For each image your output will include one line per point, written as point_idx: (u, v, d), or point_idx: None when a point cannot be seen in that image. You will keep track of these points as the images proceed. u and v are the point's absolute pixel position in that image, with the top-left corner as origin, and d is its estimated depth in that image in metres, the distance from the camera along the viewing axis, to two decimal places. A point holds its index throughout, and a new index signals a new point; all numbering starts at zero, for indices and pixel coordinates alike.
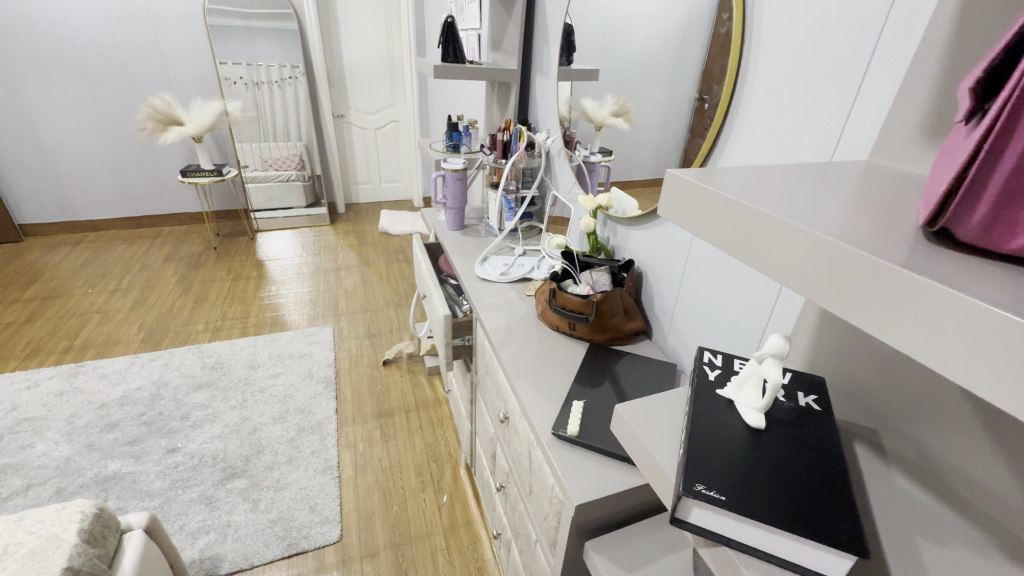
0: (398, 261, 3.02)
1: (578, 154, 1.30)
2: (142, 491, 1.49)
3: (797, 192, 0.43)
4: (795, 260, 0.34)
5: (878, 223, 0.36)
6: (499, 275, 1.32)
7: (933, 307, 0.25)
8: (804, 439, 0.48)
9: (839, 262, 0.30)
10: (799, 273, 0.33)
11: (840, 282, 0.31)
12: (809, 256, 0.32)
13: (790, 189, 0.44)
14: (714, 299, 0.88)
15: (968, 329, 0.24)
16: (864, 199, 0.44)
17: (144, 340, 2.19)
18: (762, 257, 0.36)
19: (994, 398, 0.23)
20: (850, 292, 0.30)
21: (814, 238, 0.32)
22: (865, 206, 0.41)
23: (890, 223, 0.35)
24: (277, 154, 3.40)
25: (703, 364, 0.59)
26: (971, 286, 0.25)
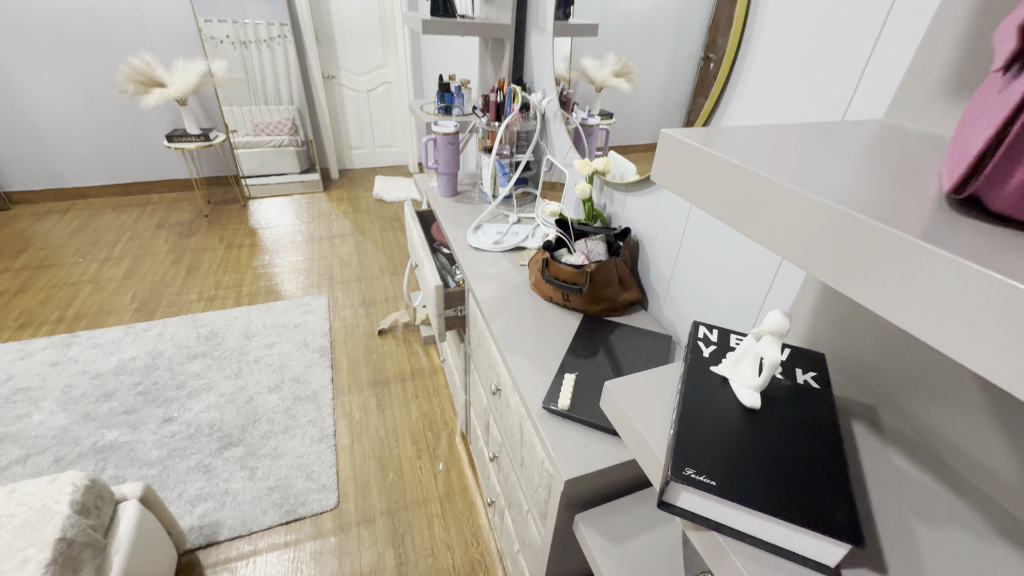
0: (393, 228, 2.97)
1: (575, 116, 1.24)
2: (140, 460, 1.51)
3: (797, 154, 0.39)
4: (790, 230, 0.30)
5: (888, 185, 0.33)
6: (492, 244, 1.28)
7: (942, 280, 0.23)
8: (800, 419, 0.46)
9: (839, 229, 0.27)
10: (795, 241, 0.30)
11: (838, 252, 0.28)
12: (805, 224, 0.29)
13: (791, 150, 0.41)
14: (713, 269, 0.85)
15: (980, 305, 0.21)
16: (877, 160, 0.40)
17: (137, 310, 2.17)
18: (755, 224, 0.33)
19: (1000, 379, 0.21)
20: (843, 261, 0.27)
21: (811, 203, 0.29)
22: (876, 167, 0.38)
23: (899, 188, 0.32)
24: (269, 119, 3.30)
25: (697, 339, 0.56)
26: (978, 253, 0.22)
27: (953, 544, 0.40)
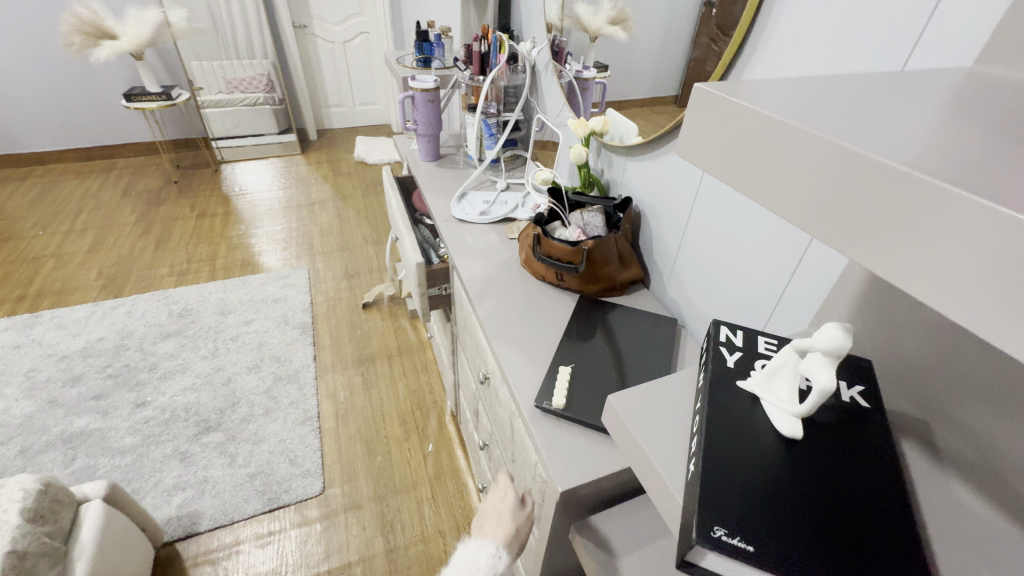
0: (376, 194, 2.81)
1: (568, 69, 1.10)
2: (112, 448, 1.43)
3: (825, 91, 0.31)
4: (796, 182, 0.25)
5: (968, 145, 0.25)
6: (478, 215, 1.16)
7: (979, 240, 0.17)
8: (850, 450, 0.37)
9: (861, 181, 0.21)
10: (798, 198, 0.25)
11: (853, 208, 0.22)
12: (821, 177, 0.23)
13: (837, 95, 0.31)
14: (725, 245, 0.75)
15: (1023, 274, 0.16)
16: (968, 114, 0.30)
17: (104, 286, 2.04)
18: (754, 177, 0.27)
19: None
20: (855, 222, 0.22)
21: (826, 142, 0.23)
22: (966, 124, 0.28)
23: (947, 134, 0.25)
24: (242, 75, 3.03)
25: (720, 344, 0.46)
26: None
27: None
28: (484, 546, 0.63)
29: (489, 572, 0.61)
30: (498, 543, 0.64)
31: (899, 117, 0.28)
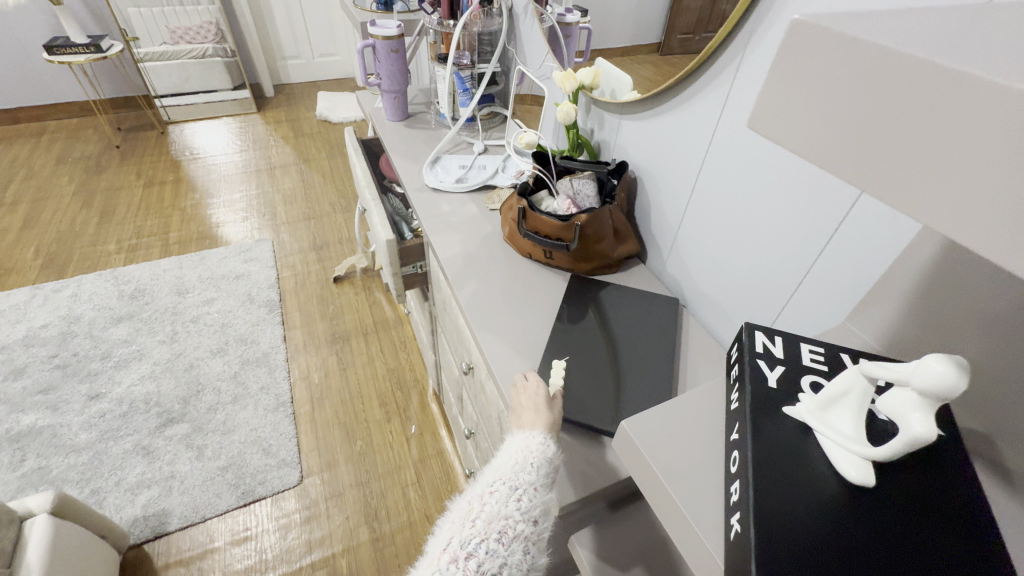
0: (342, 156, 2.60)
1: (551, 12, 0.96)
2: (65, 447, 1.32)
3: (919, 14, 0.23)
4: (872, 120, 0.20)
5: None
6: (454, 183, 1.04)
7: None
8: (931, 500, 0.30)
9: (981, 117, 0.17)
10: (832, 125, 0.21)
11: (896, 139, 0.19)
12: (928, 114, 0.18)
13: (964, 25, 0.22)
14: (734, 216, 0.66)
15: None
16: None
17: (44, 267, 1.85)
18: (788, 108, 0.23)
19: None
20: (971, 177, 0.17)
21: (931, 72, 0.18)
22: None
23: None
24: (187, 22, 2.70)
25: (757, 357, 0.37)
26: None
27: None
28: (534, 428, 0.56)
29: (541, 456, 0.53)
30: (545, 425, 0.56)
31: (992, 22, 0.22)
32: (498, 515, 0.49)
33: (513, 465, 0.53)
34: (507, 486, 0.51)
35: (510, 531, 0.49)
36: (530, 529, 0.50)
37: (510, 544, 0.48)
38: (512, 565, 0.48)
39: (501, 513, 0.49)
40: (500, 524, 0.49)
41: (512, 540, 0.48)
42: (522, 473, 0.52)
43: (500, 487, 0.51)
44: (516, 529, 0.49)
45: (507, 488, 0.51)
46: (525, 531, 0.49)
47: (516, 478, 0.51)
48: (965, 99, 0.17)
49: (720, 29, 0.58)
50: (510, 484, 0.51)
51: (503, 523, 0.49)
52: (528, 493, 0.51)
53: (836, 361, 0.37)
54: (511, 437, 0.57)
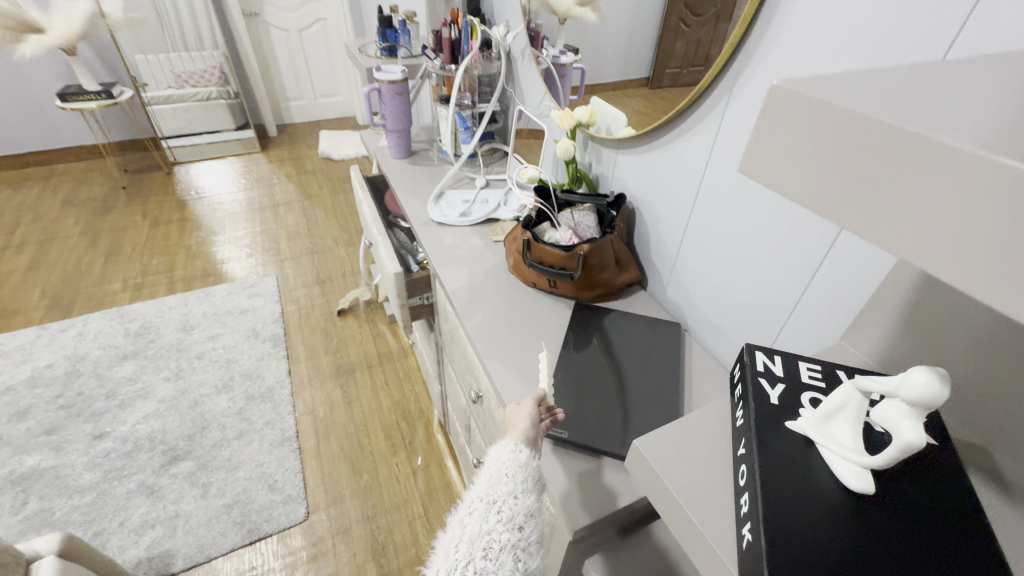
0: (345, 191, 2.67)
1: (546, 54, 1.02)
2: (69, 488, 1.31)
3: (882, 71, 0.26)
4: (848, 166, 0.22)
5: None
6: (458, 216, 1.08)
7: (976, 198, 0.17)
8: (928, 506, 0.32)
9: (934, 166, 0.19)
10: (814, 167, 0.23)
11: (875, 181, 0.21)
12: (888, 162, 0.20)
13: (921, 84, 0.25)
14: (731, 243, 0.69)
15: None
16: None
17: (50, 307, 1.87)
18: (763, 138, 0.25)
19: None
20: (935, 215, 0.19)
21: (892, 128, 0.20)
22: None
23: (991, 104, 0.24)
24: (192, 68, 2.81)
25: (759, 375, 0.40)
26: None
27: None
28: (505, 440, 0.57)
29: (515, 466, 0.54)
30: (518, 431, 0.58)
31: (944, 82, 0.26)
32: (480, 530, 0.49)
33: (489, 477, 0.54)
34: (485, 500, 0.52)
35: (496, 543, 0.49)
36: (517, 533, 0.50)
37: (499, 557, 0.48)
38: None
39: (483, 528, 0.50)
40: (484, 540, 0.49)
41: (500, 552, 0.48)
42: (500, 481, 0.53)
43: (478, 505, 0.51)
44: (502, 539, 0.49)
45: (486, 505, 0.51)
46: (512, 538, 0.49)
47: (494, 489, 0.52)
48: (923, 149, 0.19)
49: (709, 68, 0.63)
50: (488, 496, 0.52)
51: (486, 540, 0.49)
52: (507, 504, 0.51)
53: (831, 378, 0.40)
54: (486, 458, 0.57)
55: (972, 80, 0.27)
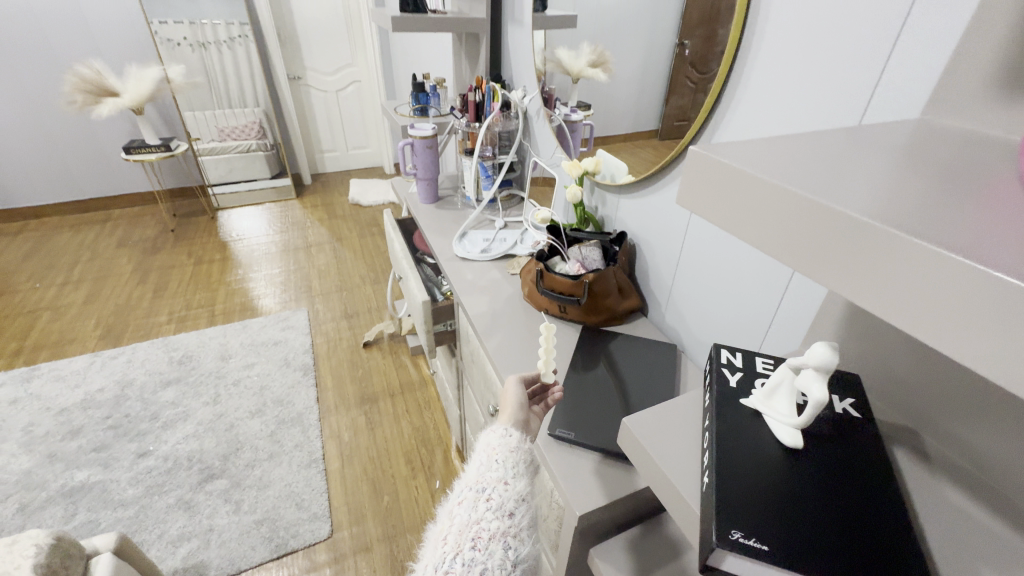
0: (372, 234, 2.87)
1: (558, 113, 1.18)
2: (114, 501, 1.41)
3: (784, 143, 0.38)
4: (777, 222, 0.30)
5: (917, 192, 0.30)
6: (480, 252, 1.22)
7: (941, 281, 0.22)
8: (846, 459, 0.41)
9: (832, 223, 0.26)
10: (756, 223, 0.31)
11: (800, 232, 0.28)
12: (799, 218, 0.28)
13: (808, 153, 0.37)
14: (717, 272, 0.80)
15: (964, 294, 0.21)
16: (927, 167, 0.35)
17: (102, 336, 2.04)
18: (740, 220, 0.32)
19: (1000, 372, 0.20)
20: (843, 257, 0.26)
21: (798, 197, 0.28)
22: (927, 175, 0.34)
23: (848, 165, 0.35)
24: (234, 123, 3.15)
25: (722, 366, 0.51)
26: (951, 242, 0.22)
27: None
28: (494, 432, 0.64)
29: (505, 453, 0.61)
30: (508, 423, 0.65)
31: (823, 151, 0.38)
32: (469, 522, 0.55)
33: (478, 472, 0.60)
34: (474, 492, 0.58)
35: (484, 533, 0.54)
36: (505, 522, 0.55)
37: (488, 545, 0.53)
38: (494, 563, 0.52)
39: (473, 518, 0.55)
40: (473, 530, 0.54)
41: (488, 540, 0.53)
42: (488, 474, 0.59)
43: (469, 496, 0.57)
44: (490, 528, 0.54)
45: (476, 495, 0.57)
46: (500, 527, 0.55)
47: (482, 481, 0.58)
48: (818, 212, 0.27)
49: (686, 131, 0.77)
50: (477, 489, 0.58)
51: (477, 527, 0.54)
52: (496, 492, 0.57)
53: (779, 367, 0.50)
54: (475, 453, 0.63)
55: (858, 157, 0.37)
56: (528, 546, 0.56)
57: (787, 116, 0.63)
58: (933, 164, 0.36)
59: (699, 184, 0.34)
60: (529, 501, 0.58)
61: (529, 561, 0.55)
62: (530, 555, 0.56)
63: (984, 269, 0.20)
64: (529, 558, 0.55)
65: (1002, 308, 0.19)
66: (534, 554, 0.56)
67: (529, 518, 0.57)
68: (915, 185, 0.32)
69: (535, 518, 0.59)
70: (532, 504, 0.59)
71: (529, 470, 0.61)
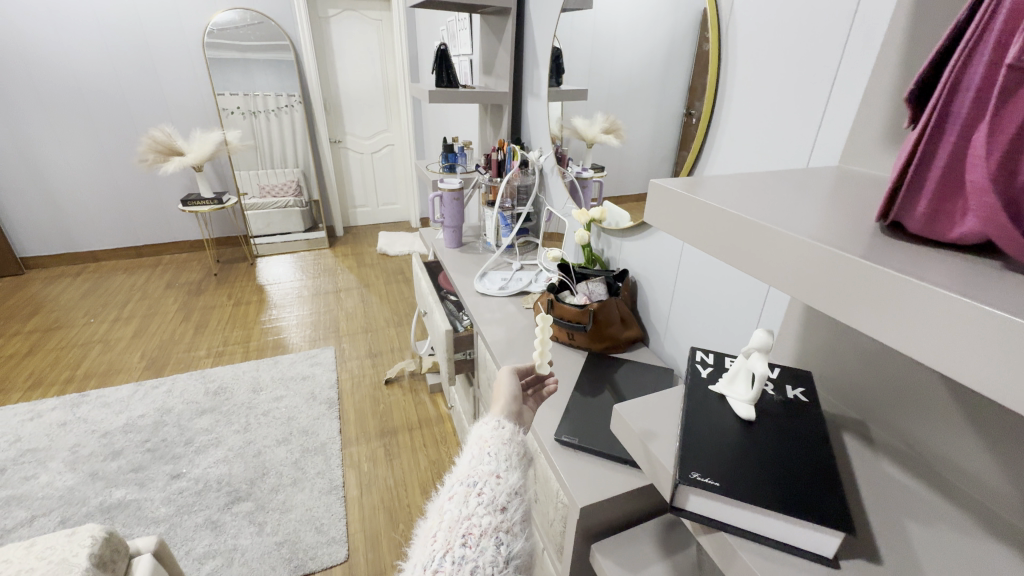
0: (398, 281, 3.05)
1: (570, 170, 1.35)
2: (147, 518, 1.49)
3: (738, 181, 0.49)
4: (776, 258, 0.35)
5: (814, 208, 0.42)
6: (498, 289, 1.35)
7: (949, 319, 0.25)
8: (791, 429, 0.51)
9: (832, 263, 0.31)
10: (758, 258, 0.36)
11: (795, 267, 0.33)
12: (802, 259, 0.33)
13: (754, 185, 0.48)
14: (707, 301, 0.91)
15: (955, 319, 0.25)
16: (837, 196, 0.47)
17: (147, 367, 2.20)
18: (758, 264, 0.37)
19: (975, 384, 0.24)
20: (837, 290, 0.31)
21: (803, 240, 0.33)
22: (833, 200, 0.45)
23: (777, 189, 0.47)
24: (275, 181, 3.45)
25: (696, 362, 0.61)
26: (940, 280, 0.27)
27: (943, 545, 0.42)
28: (487, 425, 0.69)
29: (496, 444, 0.66)
30: (501, 416, 0.70)
31: (762, 183, 0.49)
32: (460, 517, 0.59)
33: (470, 466, 0.64)
34: (465, 487, 0.62)
35: (475, 529, 0.58)
36: (497, 517, 0.59)
37: (478, 542, 0.57)
38: (485, 559, 0.55)
39: (464, 514, 0.59)
40: (464, 526, 0.58)
41: (479, 537, 0.57)
42: (480, 467, 0.63)
43: (460, 494, 0.61)
44: (482, 523, 0.58)
45: (468, 492, 0.61)
46: (491, 522, 0.58)
47: (473, 476, 0.62)
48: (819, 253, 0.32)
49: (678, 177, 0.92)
50: (468, 484, 0.62)
51: (468, 524, 0.58)
52: (487, 488, 0.61)
53: None
54: (467, 449, 0.67)
55: (791, 188, 0.48)
56: (520, 540, 0.59)
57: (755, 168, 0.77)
58: (844, 193, 0.48)
59: (719, 233, 0.39)
60: (521, 494, 0.62)
61: (521, 555, 0.59)
62: (523, 549, 0.59)
63: (988, 310, 0.24)
64: (521, 552, 0.59)
65: (1003, 340, 0.23)
66: (526, 548, 0.60)
67: (521, 511, 0.61)
68: (824, 204, 0.43)
69: (528, 512, 0.63)
70: (524, 497, 0.63)
71: (520, 463, 0.66)
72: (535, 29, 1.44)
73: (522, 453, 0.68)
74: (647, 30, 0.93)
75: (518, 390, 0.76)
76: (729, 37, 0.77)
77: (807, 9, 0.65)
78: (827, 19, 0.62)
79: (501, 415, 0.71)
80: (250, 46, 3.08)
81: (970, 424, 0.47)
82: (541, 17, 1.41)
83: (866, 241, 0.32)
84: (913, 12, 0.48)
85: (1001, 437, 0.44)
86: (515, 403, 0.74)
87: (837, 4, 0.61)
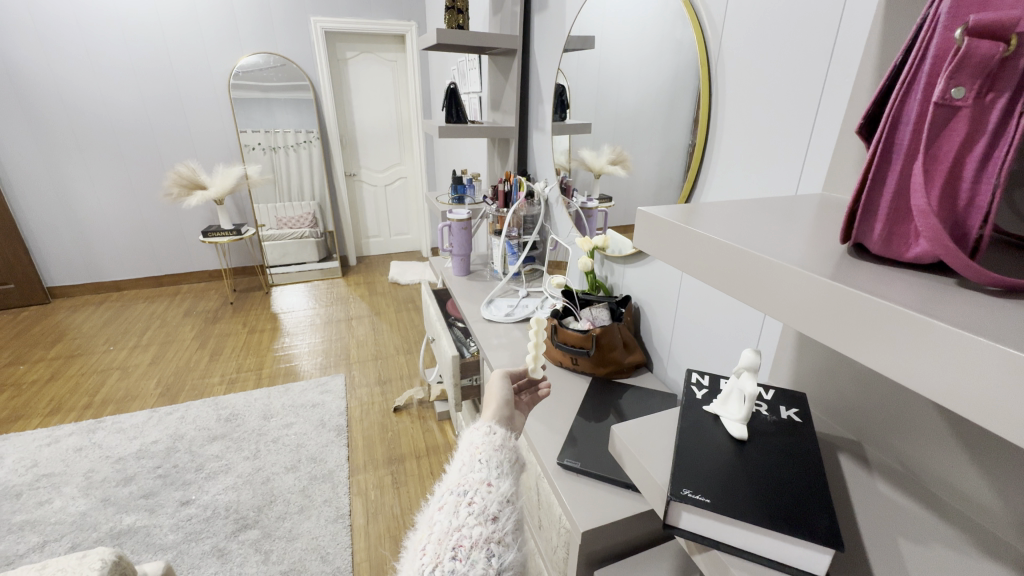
0: (408, 309, 3.10)
1: (576, 201, 1.39)
2: (155, 545, 1.50)
3: (721, 208, 0.50)
4: (790, 299, 0.34)
5: (792, 229, 0.44)
6: (504, 315, 1.38)
7: (949, 350, 0.25)
8: (784, 446, 0.52)
9: (851, 301, 0.30)
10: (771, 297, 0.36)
11: (810, 304, 0.33)
12: (817, 296, 0.32)
13: (735, 209, 0.51)
14: (707, 327, 0.93)
15: (969, 354, 0.24)
16: (820, 217, 0.49)
17: (162, 394, 2.24)
18: (762, 296, 0.37)
19: (992, 423, 0.24)
20: (851, 328, 0.30)
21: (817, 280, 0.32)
22: (816, 222, 0.47)
23: (764, 213, 0.50)
24: (292, 214, 3.57)
25: (691, 384, 0.63)
26: (946, 315, 0.27)
27: (935, 561, 0.43)
28: (477, 430, 0.69)
29: (487, 449, 0.66)
30: (492, 422, 0.70)
31: (748, 207, 0.51)
32: (451, 529, 0.58)
33: (461, 474, 0.64)
34: (456, 496, 0.61)
35: (466, 541, 0.57)
36: (489, 527, 0.59)
37: (469, 555, 0.56)
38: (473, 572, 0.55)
39: (454, 525, 0.58)
40: (455, 538, 0.57)
41: (470, 549, 0.56)
42: (471, 475, 0.63)
43: (449, 504, 0.61)
44: (472, 535, 0.57)
45: (457, 500, 0.61)
46: (483, 533, 0.58)
47: (464, 485, 0.62)
48: (835, 293, 0.31)
49: (678, 201, 0.95)
50: (458, 493, 0.61)
51: (458, 535, 0.57)
52: (478, 498, 0.61)
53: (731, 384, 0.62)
54: (459, 454, 0.67)
55: (779, 213, 0.50)
56: (512, 551, 0.59)
57: (749, 193, 0.80)
58: (830, 214, 0.49)
59: (719, 264, 0.40)
60: (513, 502, 0.62)
61: (513, 567, 0.58)
62: (515, 560, 0.59)
63: (988, 342, 0.24)
64: (513, 563, 0.58)
65: (1006, 368, 0.23)
66: (518, 558, 0.60)
67: (513, 521, 0.61)
68: (803, 225, 0.45)
69: (520, 520, 0.63)
70: (516, 505, 0.63)
71: (512, 470, 0.66)
72: (541, 67, 1.52)
73: (514, 460, 0.68)
74: (654, 66, 0.95)
75: (511, 395, 0.78)
76: (717, 67, 0.82)
77: (787, 48, 0.69)
78: (809, 59, 0.66)
79: (492, 421, 0.71)
80: (273, 86, 3.25)
81: (961, 445, 0.47)
82: (545, 58, 1.49)
83: (862, 270, 0.32)
84: (880, 50, 0.51)
85: (989, 454, 0.45)
86: (507, 409, 0.76)
87: (815, 45, 0.65)
